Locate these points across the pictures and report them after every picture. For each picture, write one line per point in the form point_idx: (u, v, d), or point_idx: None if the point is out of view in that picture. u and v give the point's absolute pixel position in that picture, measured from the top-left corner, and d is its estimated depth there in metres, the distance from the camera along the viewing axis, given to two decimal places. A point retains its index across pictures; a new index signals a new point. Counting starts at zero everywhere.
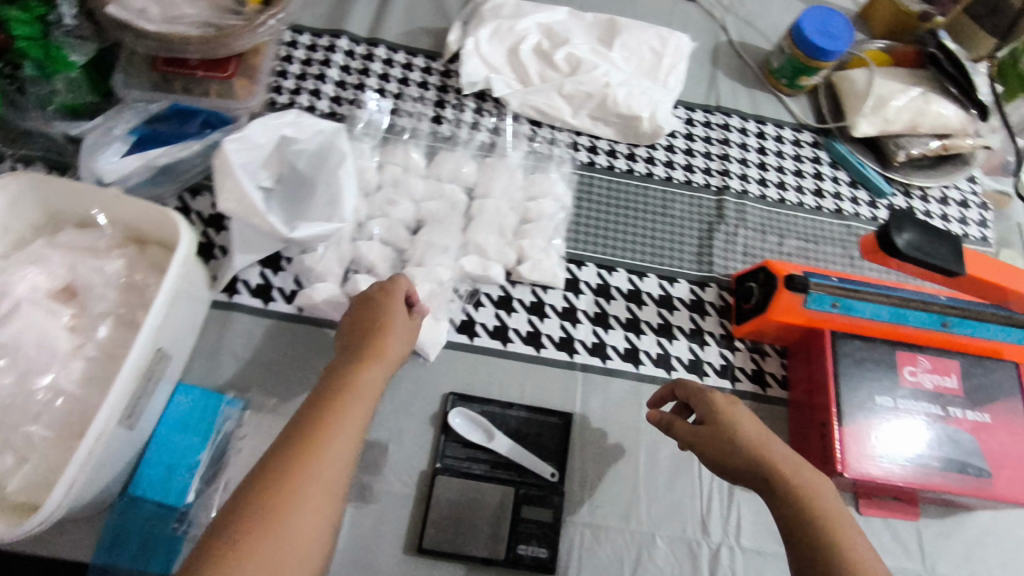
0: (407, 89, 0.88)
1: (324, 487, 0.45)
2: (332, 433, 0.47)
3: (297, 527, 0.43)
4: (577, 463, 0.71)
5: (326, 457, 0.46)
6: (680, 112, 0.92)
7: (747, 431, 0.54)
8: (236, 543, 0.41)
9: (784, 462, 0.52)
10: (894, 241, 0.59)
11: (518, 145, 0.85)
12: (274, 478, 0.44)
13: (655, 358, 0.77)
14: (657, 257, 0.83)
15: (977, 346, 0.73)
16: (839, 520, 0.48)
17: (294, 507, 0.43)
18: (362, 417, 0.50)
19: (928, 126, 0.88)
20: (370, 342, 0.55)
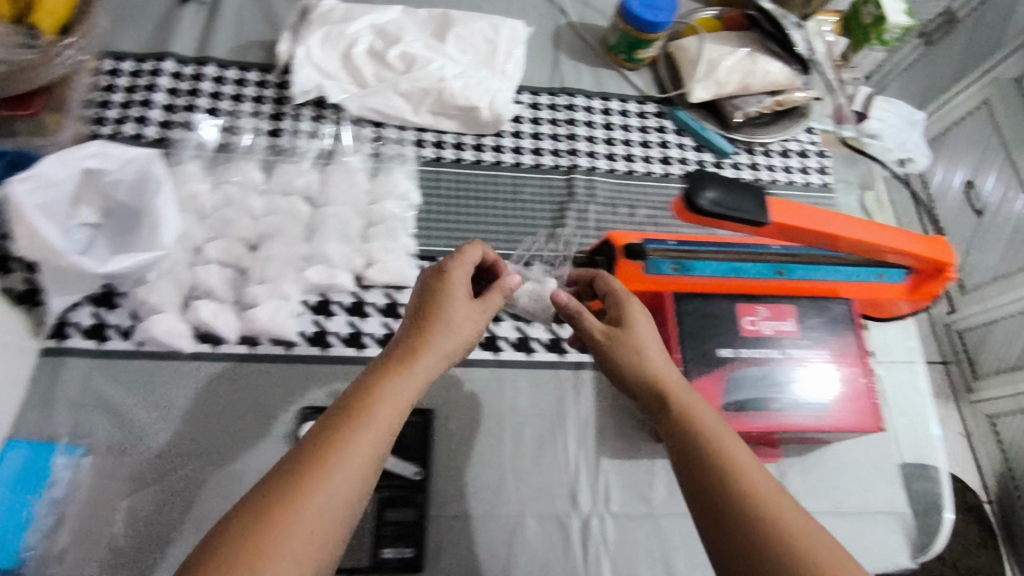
0: (241, 105, 0.85)
1: (345, 488, 0.44)
2: (357, 431, 0.47)
3: (311, 524, 0.42)
4: (442, 458, 0.71)
5: (345, 453, 0.45)
6: (524, 98, 0.92)
7: (652, 350, 0.59)
8: (247, 537, 0.40)
9: (673, 380, 0.58)
10: (702, 201, 0.62)
11: (359, 149, 0.85)
12: (297, 474, 0.44)
13: (515, 343, 0.77)
14: (511, 242, 0.83)
15: (811, 289, 0.77)
16: (730, 446, 0.51)
17: (308, 501, 0.43)
18: (395, 415, 0.49)
19: (758, 85, 0.91)
20: (415, 335, 0.55)
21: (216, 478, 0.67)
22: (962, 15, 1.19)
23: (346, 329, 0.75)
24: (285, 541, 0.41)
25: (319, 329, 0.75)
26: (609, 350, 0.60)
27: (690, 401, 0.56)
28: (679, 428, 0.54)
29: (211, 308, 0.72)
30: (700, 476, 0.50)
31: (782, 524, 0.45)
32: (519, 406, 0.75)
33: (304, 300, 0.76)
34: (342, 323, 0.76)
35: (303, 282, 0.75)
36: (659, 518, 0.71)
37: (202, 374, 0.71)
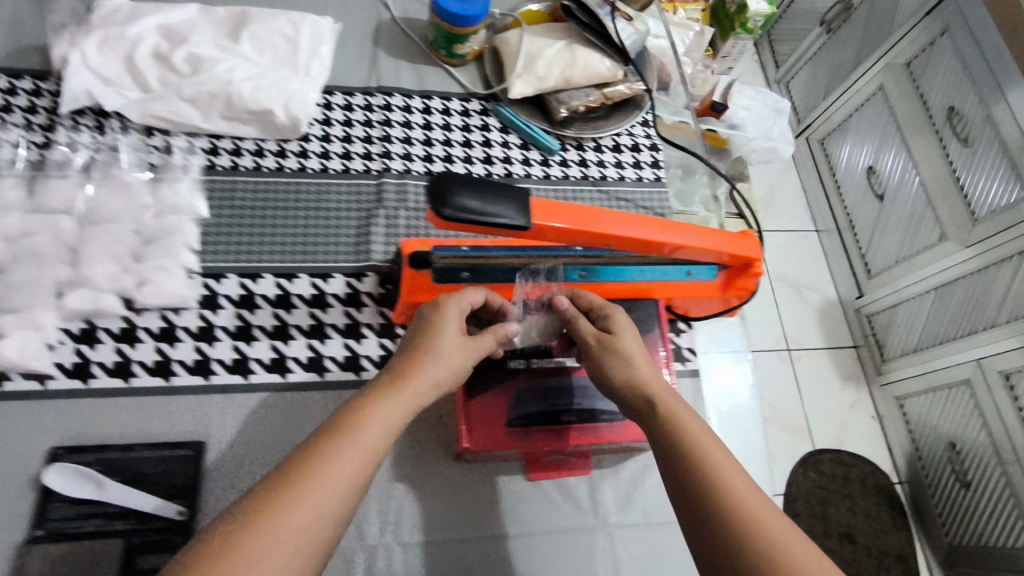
0: (9, 118, 0.78)
1: (328, 509, 0.42)
2: (351, 446, 0.45)
3: (288, 543, 0.39)
4: (210, 493, 0.67)
5: (333, 469, 0.43)
6: (336, 99, 0.87)
7: (637, 357, 0.58)
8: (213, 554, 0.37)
9: (656, 385, 0.56)
10: (455, 205, 0.57)
11: (142, 161, 0.78)
12: (279, 489, 0.41)
13: (305, 363, 0.74)
14: (309, 255, 0.78)
15: (614, 289, 0.76)
16: (710, 453, 0.50)
17: (286, 516, 0.40)
18: (386, 439, 0.47)
19: (580, 76, 0.86)
20: (411, 356, 0.53)
21: None
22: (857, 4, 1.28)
23: (113, 358, 0.70)
24: (256, 559, 0.38)
25: (82, 359, 0.70)
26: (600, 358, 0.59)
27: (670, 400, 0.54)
28: (662, 429, 0.53)
29: None
30: (683, 487, 0.49)
31: (756, 526, 0.45)
32: (307, 431, 0.72)
33: (64, 329, 0.71)
34: (109, 352, 0.71)
35: (61, 309, 0.69)
36: (452, 542, 0.69)
37: None
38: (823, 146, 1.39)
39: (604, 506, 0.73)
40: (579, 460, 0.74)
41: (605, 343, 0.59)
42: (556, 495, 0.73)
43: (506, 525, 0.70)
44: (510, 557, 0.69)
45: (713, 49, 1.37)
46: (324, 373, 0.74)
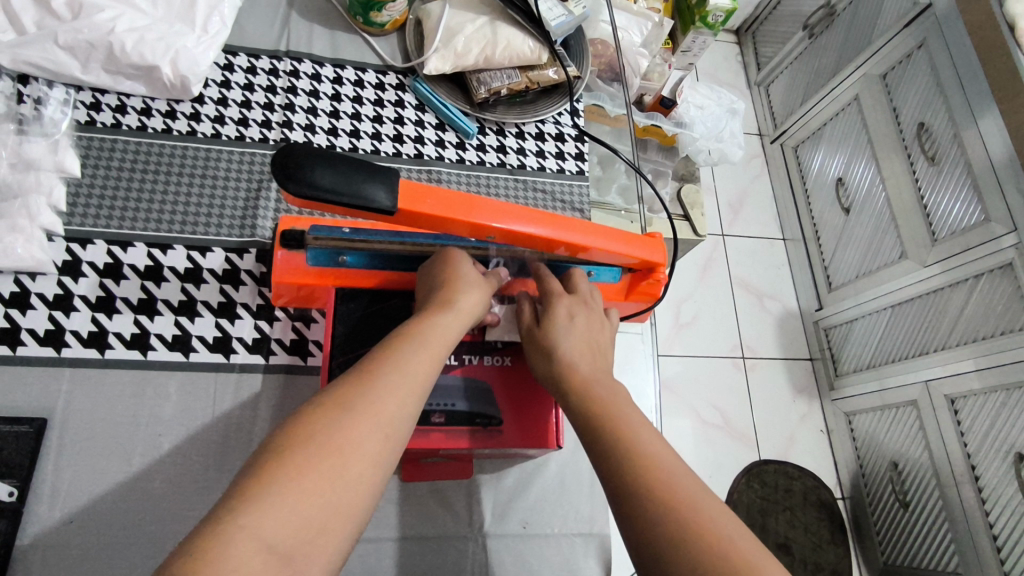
0: None
1: (398, 399, 0.46)
2: (405, 354, 0.49)
3: (368, 424, 0.44)
4: (47, 476, 0.61)
5: (395, 370, 0.48)
6: (238, 60, 0.82)
7: (563, 348, 0.59)
8: (297, 432, 0.42)
9: (583, 376, 0.57)
10: (311, 181, 0.52)
11: (9, 110, 0.71)
12: (348, 384, 0.46)
13: (170, 341, 0.67)
14: (189, 224, 0.72)
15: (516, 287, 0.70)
16: (634, 432, 0.51)
17: (361, 402, 0.44)
18: (438, 352, 0.52)
19: (500, 56, 0.81)
20: (445, 292, 0.57)
21: None
22: (838, 11, 1.50)
23: None
24: (339, 433, 0.42)
25: None
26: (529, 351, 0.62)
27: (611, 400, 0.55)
28: (587, 415, 0.54)
29: None
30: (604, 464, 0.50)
31: (674, 499, 0.46)
32: (163, 416, 0.65)
33: None
34: None
35: None
36: None
37: None
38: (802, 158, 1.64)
39: (484, 516, 0.68)
40: (458, 465, 0.68)
41: (534, 339, 0.61)
42: (433, 501, 0.67)
43: (374, 532, 0.64)
44: (373, 568, 0.63)
45: (673, 43, 1.33)
46: (190, 353, 0.67)
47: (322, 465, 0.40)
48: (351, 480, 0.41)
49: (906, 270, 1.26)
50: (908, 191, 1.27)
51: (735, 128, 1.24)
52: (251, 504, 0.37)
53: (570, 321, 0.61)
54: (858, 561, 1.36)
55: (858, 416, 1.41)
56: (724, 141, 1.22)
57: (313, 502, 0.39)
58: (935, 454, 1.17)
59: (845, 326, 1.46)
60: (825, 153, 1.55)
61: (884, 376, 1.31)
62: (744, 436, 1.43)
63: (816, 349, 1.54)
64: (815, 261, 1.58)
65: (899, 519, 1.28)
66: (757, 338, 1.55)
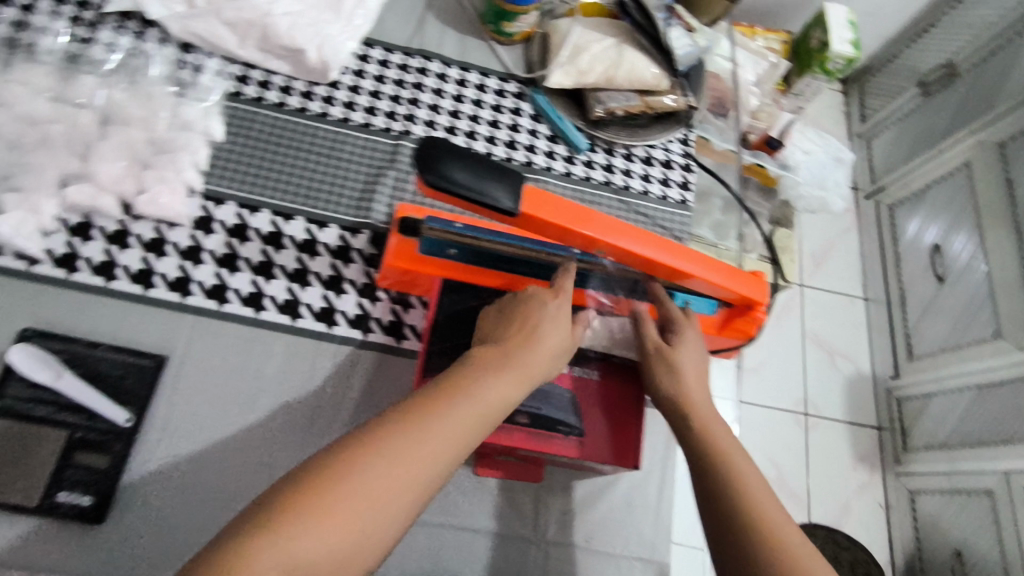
0: (41, 2, 0.79)
1: (447, 445, 0.43)
2: (463, 393, 0.46)
3: (413, 464, 0.41)
4: (162, 409, 0.66)
5: (453, 412, 0.44)
6: (373, 52, 0.86)
7: (686, 373, 0.59)
8: (336, 461, 0.39)
9: (698, 404, 0.58)
10: (445, 175, 0.54)
11: (172, 74, 0.79)
12: (404, 415, 0.43)
13: (280, 305, 0.72)
14: (311, 199, 0.77)
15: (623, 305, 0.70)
16: (744, 468, 0.53)
17: (428, 431, 0.42)
18: (501, 401, 0.48)
19: (621, 79, 0.83)
20: (520, 330, 0.54)
21: None
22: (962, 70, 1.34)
23: (99, 256, 0.70)
24: (377, 472, 0.39)
25: (71, 251, 0.70)
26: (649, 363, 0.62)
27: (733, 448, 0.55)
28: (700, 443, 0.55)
29: None
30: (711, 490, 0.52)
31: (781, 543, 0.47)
32: (266, 373, 0.70)
33: (63, 219, 0.71)
34: (97, 250, 0.70)
35: (61, 199, 0.70)
36: None
37: None
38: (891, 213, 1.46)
39: (549, 522, 0.69)
40: (532, 467, 0.69)
41: (657, 352, 0.61)
42: (503, 499, 0.69)
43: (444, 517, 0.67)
44: (438, 551, 0.66)
45: (786, 84, 1.30)
46: (297, 318, 0.72)
47: (354, 500, 0.38)
48: (379, 519, 0.39)
49: (994, 351, 1.11)
50: (1014, 264, 1.12)
51: (840, 178, 1.19)
52: (276, 530, 0.35)
53: (696, 350, 0.62)
54: None
55: (924, 496, 1.20)
56: (827, 189, 1.18)
57: (367, 511, 0.38)
58: (1008, 552, 1.01)
59: (921, 400, 1.26)
60: (924, 219, 1.37)
61: (954, 458, 1.15)
62: (798, 499, 1.20)
63: (884, 419, 1.31)
64: (896, 327, 1.36)
65: None
66: (825, 398, 1.32)
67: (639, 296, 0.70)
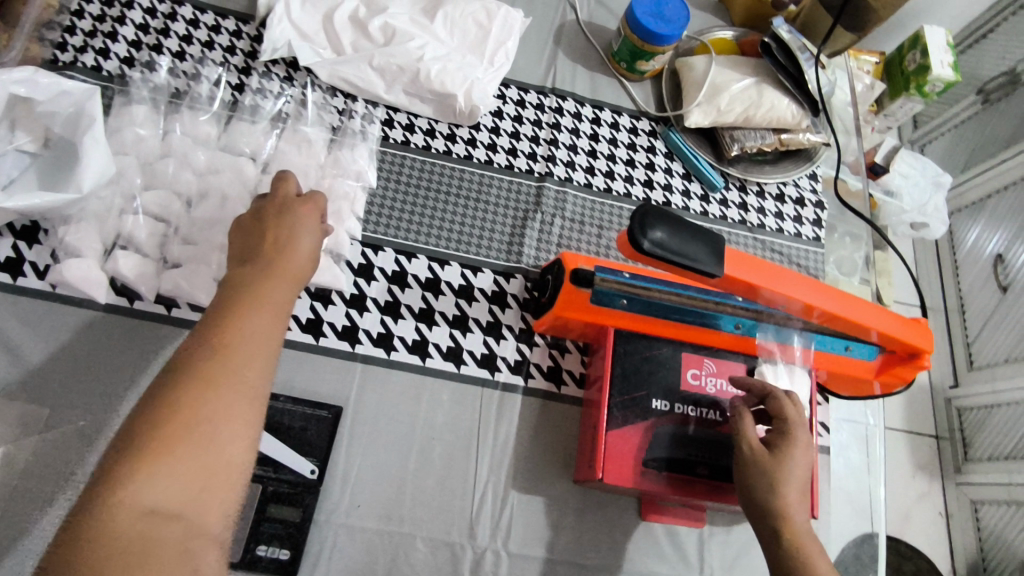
0: (190, 48, 0.80)
1: (275, 325, 0.50)
2: (265, 303, 0.50)
3: (245, 375, 0.45)
4: (342, 459, 0.67)
5: (244, 331, 0.47)
6: (509, 92, 0.87)
7: (787, 483, 0.57)
8: (150, 435, 0.40)
9: (794, 516, 0.56)
10: (651, 238, 0.56)
11: (323, 119, 0.79)
12: (213, 337, 0.46)
13: (444, 352, 0.73)
14: (463, 243, 0.78)
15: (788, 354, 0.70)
16: None
17: (212, 380, 0.44)
18: (283, 302, 0.52)
19: (760, 118, 0.84)
20: (274, 241, 0.56)
21: (88, 441, 0.63)
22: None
23: None
24: (193, 431, 0.41)
25: None
26: (748, 463, 0.60)
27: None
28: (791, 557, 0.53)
29: (130, 261, 0.67)
30: None
31: None
32: (436, 421, 0.70)
33: None
34: None
35: None
36: (558, 564, 0.68)
37: (119, 328, 0.67)
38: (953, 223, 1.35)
39: (714, 566, 0.71)
40: (697, 511, 0.71)
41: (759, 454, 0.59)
42: (669, 543, 0.71)
43: (615, 563, 0.69)
44: None
45: (877, 105, 1.30)
46: (461, 365, 0.73)
47: (182, 457, 0.40)
48: (244, 423, 0.44)
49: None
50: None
51: (940, 203, 1.18)
52: (195, 386, 0.43)
53: (799, 454, 0.59)
54: None
55: (988, 507, 1.13)
56: (928, 215, 1.17)
57: (187, 461, 0.40)
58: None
59: (982, 410, 1.19)
60: (986, 226, 1.28)
61: (1016, 471, 1.09)
62: None
63: (943, 427, 1.24)
64: (956, 339, 1.29)
65: None
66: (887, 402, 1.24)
67: (804, 342, 0.71)
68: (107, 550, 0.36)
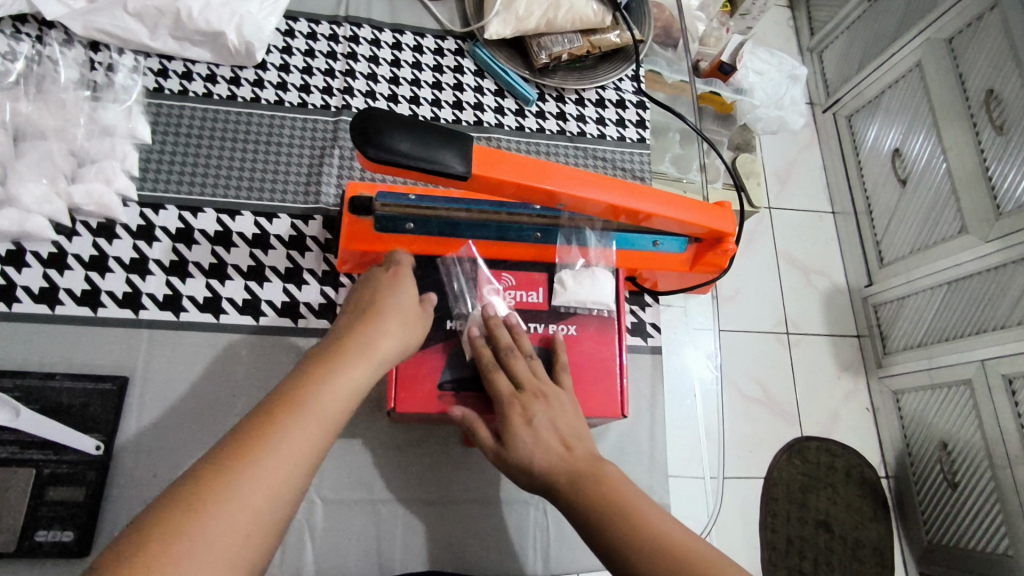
0: None
1: (315, 442, 0.43)
2: (316, 409, 0.44)
3: (254, 499, 0.39)
4: (133, 430, 0.64)
5: (323, 389, 0.45)
6: (298, 26, 0.82)
7: (531, 453, 0.54)
8: (203, 482, 0.38)
9: (558, 467, 0.53)
10: (390, 146, 0.51)
11: (83, 78, 0.73)
12: (247, 441, 0.41)
13: (240, 306, 0.70)
14: (255, 191, 0.74)
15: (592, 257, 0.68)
16: (628, 495, 0.51)
17: (284, 434, 0.42)
18: (351, 392, 0.47)
19: (562, 21, 0.78)
20: (359, 328, 0.52)
21: None
22: None
23: (38, 283, 0.67)
24: (245, 489, 0.39)
25: (6, 282, 0.66)
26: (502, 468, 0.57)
27: (612, 488, 0.51)
28: (580, 509, 0.51)
29: None
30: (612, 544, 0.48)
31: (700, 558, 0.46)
32: (236, 377, 0.68)
33: None
34: (35, 276, 0.67)
35: None
36: (379, 505, 0.66)
37: None
38: (850, 124, 1.37)
39: None
40: None
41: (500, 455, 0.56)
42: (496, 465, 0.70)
43: (439, 492, 0.68)
44: (438, 525, 0.67)
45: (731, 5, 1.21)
46: (260, 317, 0.70)
47: (230, 510, 0.38)
48: (275, 501, 0.39)
49: (964, 247, 1.06)
50: (971, 163, 1.06)
51: (798, 96, 1.18)
52: (264, 434, 0.41)
53: (524, 413, 0.56)
54: (901, 546, 1.15)
55: (908, 396, 1.18)
56: (784, 108, 1.17)
57: (233, 517, 0.37)
58: (989, 435, 1.00)
59: (896, 302, 1.22)
60: (883, 124, 1.28)
61: (935, 355, 1.11)
62: (787, 413, 1.19)
63: (863, 325, 1.27)
64: (866, 237, 1.30)
65: (947, 506, 1.08)
66: (804, 314, 1.27)
67: (607, 243, 0.69)
68: None
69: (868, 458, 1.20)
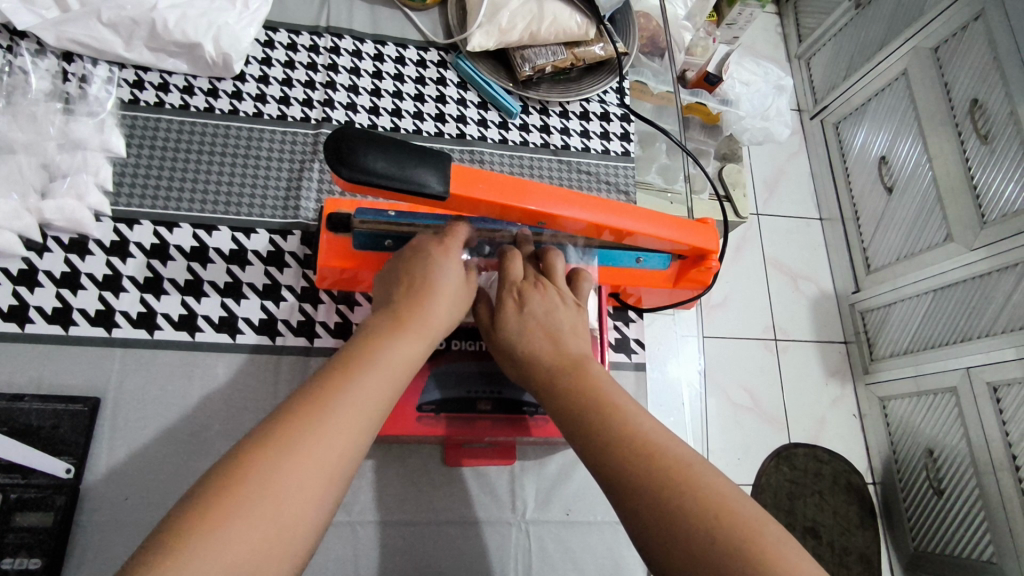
0: None
1: (391, 382, 0.45)
2: (389, 349, 0.46)
3: (344, 425, 0.40)
4: (104, 452, 0.62)
5: (391, 339, 0.47)
6: (279, 37, 0.81)
7: (515, 335, 0.55)
8: (297, 412, 0.40)
9: (541, 352, 0.54)
10: (364, 166, 0.50)
11: (55, 89, 0.72)
12: (330, 378, 0.43)
13: (217, 323, 0.69)
14: (233, 205, 0.72)
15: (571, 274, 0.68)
16: (609, 391, 0.49)
17: (362, 371, 0.44)
18: (414, 339, 0.49)
19: (545, 34, 0.77)
20: (416, 285, 0.53)
21: None
22: None
23: (7, 301, 0.65)
24: (331, 417, 0.40)
25: None
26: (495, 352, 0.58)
27: (595, 380, 0.50)
28: (557, 395, 0.51)
29: None
30: (582, 434, 0.47)
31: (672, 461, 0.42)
32: (211, 396, 0.66)
33: None
34: (4, 294, 0.65)
35: None
36: (357, 526, 0.65)
37: None
38: (837, 131, 1.38)
39: (527, 502, 0.69)
40: (505, 450, 0.70)
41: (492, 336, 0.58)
42: (477, 483, 0.69)
43: (418, 514, 0.67)
44: (417, 547, 0.66)
45: (716, 15, 1.18)
46: (237, 335, 0.68)
47: (323, 436, 0.39)
48: (357, 431, 0.41)
49: (950, 255, 1.06)
50: (955, 171, 1.06)
51: (782, 106, 1.18)
52: (344, 371, 0.43)
53: (522, 302, 0.57)
54: (887, 553, 1.15)
55: (894, 403, 1.17)
56: (770, 119, 1.17)
57: (323, 441, 0.39)
58: (973, 441, 0.99)
59: (882, 310, 1.21)
60: (869, 129, 1.28)
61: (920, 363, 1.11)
62: (776, 421, 1.19)
63: (850, 332, 1.27)
64: (853, 246, 1.30)
65: (935, 513, 1.07)
66: (792, 321, 1.28)
67: (589, 260, 0.69)
68: (243, 512, 0.34)
69: (856, 466, 1.20)
